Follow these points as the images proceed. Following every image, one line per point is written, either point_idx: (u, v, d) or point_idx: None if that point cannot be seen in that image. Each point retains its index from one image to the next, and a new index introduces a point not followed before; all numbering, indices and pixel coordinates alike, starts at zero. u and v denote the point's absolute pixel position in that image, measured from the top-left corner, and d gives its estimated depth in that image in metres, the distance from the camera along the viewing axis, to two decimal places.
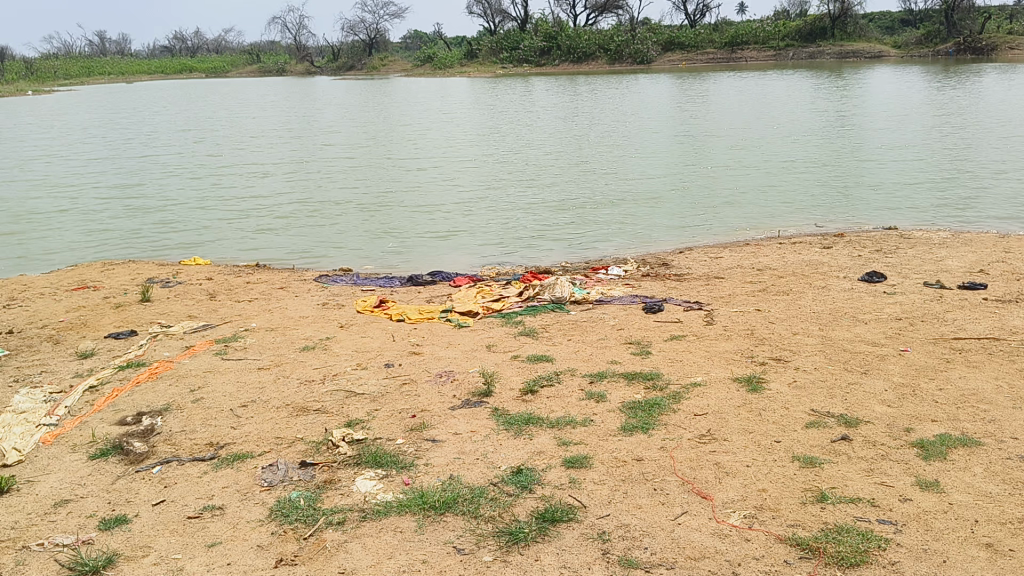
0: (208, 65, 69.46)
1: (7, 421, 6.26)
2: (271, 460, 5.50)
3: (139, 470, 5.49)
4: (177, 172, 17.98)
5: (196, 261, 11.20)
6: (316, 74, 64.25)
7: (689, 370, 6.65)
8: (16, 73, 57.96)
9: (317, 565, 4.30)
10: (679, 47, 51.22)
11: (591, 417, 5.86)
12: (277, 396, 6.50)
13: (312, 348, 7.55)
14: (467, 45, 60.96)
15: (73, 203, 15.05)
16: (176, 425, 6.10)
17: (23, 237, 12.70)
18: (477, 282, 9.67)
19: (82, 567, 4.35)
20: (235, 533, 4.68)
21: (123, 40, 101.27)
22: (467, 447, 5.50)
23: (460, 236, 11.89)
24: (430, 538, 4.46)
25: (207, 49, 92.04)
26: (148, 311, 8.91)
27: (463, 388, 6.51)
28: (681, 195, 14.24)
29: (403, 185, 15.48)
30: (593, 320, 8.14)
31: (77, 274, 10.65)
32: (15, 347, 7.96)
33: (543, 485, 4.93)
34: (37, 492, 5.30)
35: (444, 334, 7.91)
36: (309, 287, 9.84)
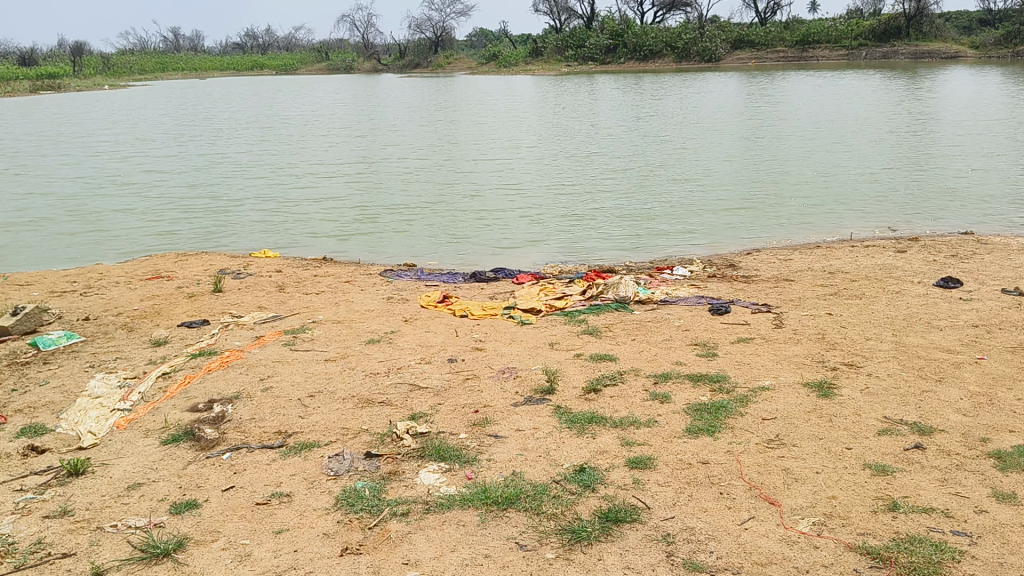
0: (278, 62, 70.76)
1: (84, 406, 6.48)
2: (338, 450, 5.59)
3: (209, 456, 5.62)
4: (247, 170, 18.46)
5: (266, 255, 11.43)
6: (384, 72, 65.22)
7: (757, 374, 6.54)
8: (93, 69, 60.10)
9: (381, 555, 4.35)
10: (749, 45, 50.54)
11: (655, 418, 5.81)
12: (343, 388, 6.59)
13: (376, 341, 7.64)
14: (532, 43, 61.12)
15: (149, 200, 15.53)
16: (245, 412, 6.24)
17: (97, 234, 13.11)
18: (540, 280, 9.67)
19: (153, 549, 4.47)
20: (301, 521, 4.76)
21: (197, 36, 104.26)
22: (530, 444, 5.50)
23: (526, 237, 11.99)
24: (493, 534, 4.47)
25: (278, 46, 94.16)
26: (219, 301, 9.12)
27: (526, 385, 6.52)
28: (748, 198, 14.07)
29: (468, 185, 15.68)
30: (658, 320, 8.07)
31: (151, 265, 10.95)
32: (92, 334, 8.22)
33: (607, 485, 4.90)
34: (112, 474, 5.47)
35: (507, 331, 7.92)
36: (374, 281, 9.96)
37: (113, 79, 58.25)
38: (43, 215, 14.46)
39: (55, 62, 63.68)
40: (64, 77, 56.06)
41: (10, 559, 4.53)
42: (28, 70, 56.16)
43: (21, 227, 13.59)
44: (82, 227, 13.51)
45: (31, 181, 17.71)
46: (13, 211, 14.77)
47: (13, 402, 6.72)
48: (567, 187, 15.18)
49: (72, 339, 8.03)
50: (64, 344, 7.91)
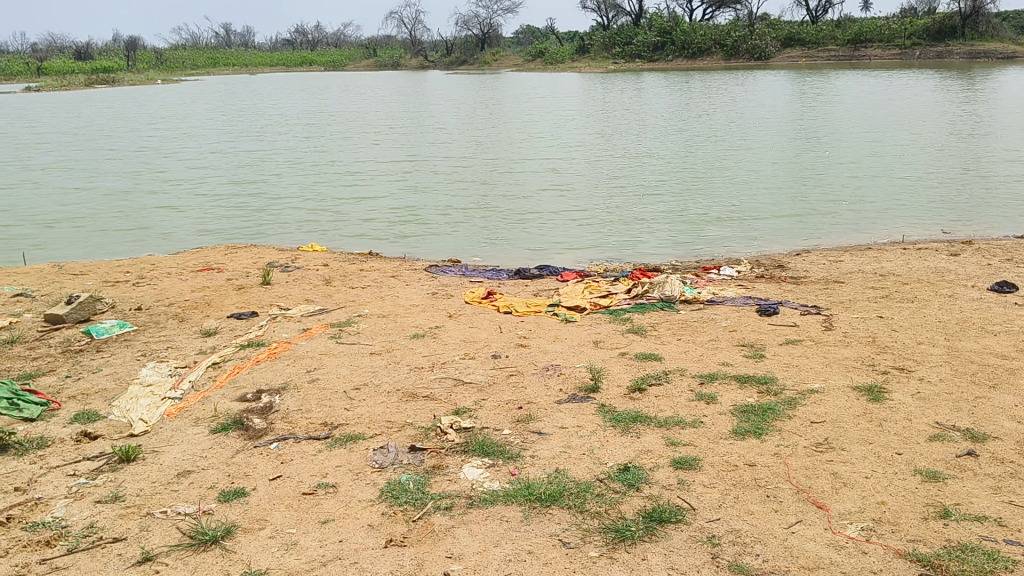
0: (326, 58, 71.55)
1: (136, 393, 6.63)
2: (383, 443, 5.64)
3: (257, 446, 5.71)
4: (296, 166, 18.76)
5: (314, 249, 11.59)
6: (431, 68, 65.58)
7: (806, 376, 6.46)
8: (147, 64, 61.33)
9: (425, 548, 4.38)
10: (800, 43, 49.87)
11: (701, 419, 5.77)
12: (388, 381, 6.65)
13: (421, 336, 7.68)
14: (579, 39, 61.00)
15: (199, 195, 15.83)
16: (293, 404, 6.32)
17: (147, 229, 13.39)
18: (584, 278, 9.66)
19: (202, 536, 4.56)
20: (347, 511, 4.82)
21: (248, 32, 105.98)
22: (574, 442, 5.50)
23: (571, 236, 12.03)
24: (536, 530, 4.48)
25: (327, 42, 95.21)
26: (267, 293, 9.25)
27: (570, 382, 6.51)
28: (796, 199, 13.89)
29: (513, 183, 15.80)
30: (704, 320, 8.00)
31: (202, 257, 11.14)
32: (144, 323, 8.39)
33: (651, 484, 4.88)
34: (162, 461, 5.58)
35: (551, 328, 7.92)
36: (419, 276, 10.02)
37: (166, 74, 59.30)
38: (95, 209, 14.79)
39: (111, 57, 65.14)
40: (119, 71, 57.25)
41: (63, 542, 4.65)
42: (84, 64, 57.58)
43: (74, 221, 13.94)
44: (132, 223, 13.79)
45: (84, 175, 18.11)
46: (68, 205, 15.14)
47: (68, 389, 6.89)
48: (612, 187, 15.13)
49: (125, 328, 8.21)
50: (117, 333, 8.09)
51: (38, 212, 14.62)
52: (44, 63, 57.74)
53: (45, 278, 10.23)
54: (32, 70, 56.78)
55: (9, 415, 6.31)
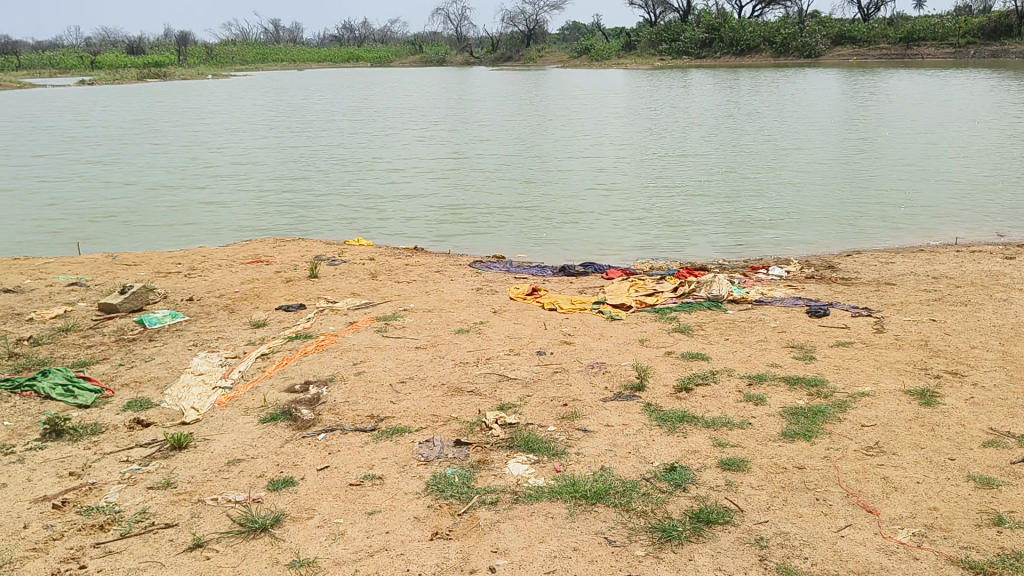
0: (373, 54, 72.13)
1: (187, 382, 6.76)
2: (428, 436, 5.68)
3: (305, 436, 5.78)
4: (342, 162, 18.95)
5: (360, 243, 11.70)
6: (476, 64, 65.79)
7: (856, 379, 6.37)
8: (197, 59, 62.38)
9: (471, 541, 4.41)
10: (850, 41, 49.09)
11: (749, 420, 5.72)
12: (433, 375, 6.70)
13: (466, 331, 7.72)
14: (625, 36, 60.70)
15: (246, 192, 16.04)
16: (340, 395, 6.39)
17: (195, 224, 13.61)
18: (630, 276, 9.63)
19: (252, 524, 4.64)
20: (393, 503, 4.86)
21: (297, 29, 107.23)
22: (619, 440, 5.49)
23: (616, 235, 11.99)
24: (582, 527, 4.48)
25: (373, 38, 95.96)
26: (314, 287, 9.35)
27: (615, 381, 6.50)
28: (844, 200, 13.67)
29: (559, 182, 15.78)
30: (752, 321, 7.93)
31: (251, 249, 11.31)
32: (195, 314, 8.54)
33: (698, 485, 4.85)
34: (213, 449, 5.68)
35: (595, 326, 7.91)
36: (464, 272, 10.07)
37: (216, 68, 60.28)
38: (145, 204, 15.06)
39: (163, 51, 66.36)
40: (170, 65, 58.27)
41: (117, 527, 4.76)
42: (136, 58, 58.75)
43: (124, 215, 14.21)
44: (181, 218, 14.04)
45: (135, 170, 18.45)
46: (118, 199, 15.44)
47: (121, 376, 7.04)
48: (656, 187, 15.03)
49: (176, 318, 8.37)
50: (168, 323, 8.25)
51: (91, 205, 14.93)
52: (99, 57, 59.01)
53: (98, 268, 10.46)
54: (86, 64, 58.09)
55: (66, 402, 6.54)
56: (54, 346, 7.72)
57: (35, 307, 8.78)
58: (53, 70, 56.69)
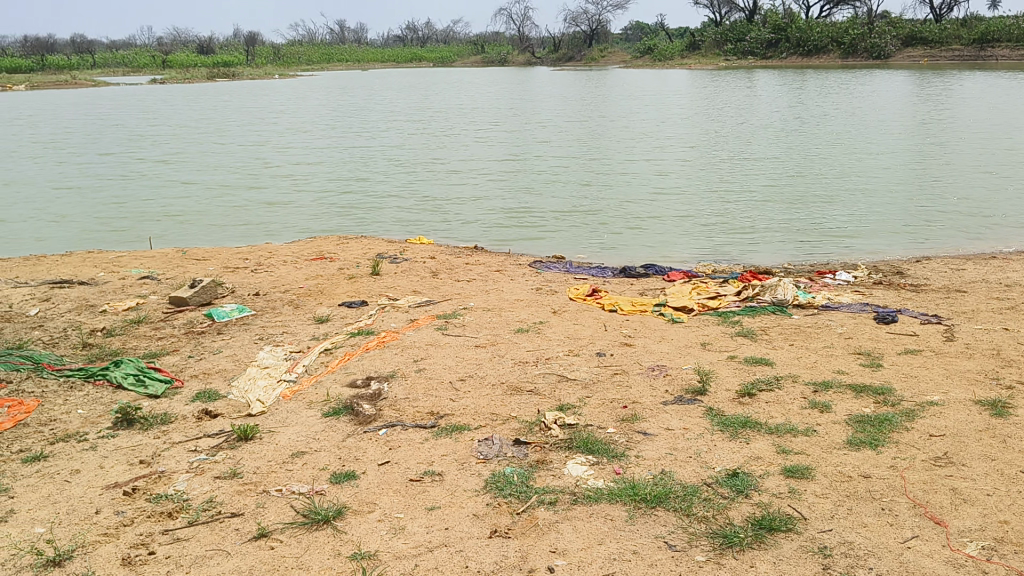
0: (436, 54, 72.70)
1: (253, 375, 6.92)
2: (487, 435, 5.71)
3: (366, 431, 5.87)
4: (403, 163, 19.15)
5: (421, 241, 11.83)
6: (538, 65, 65.90)
7: (925, 388, 6.21)
8: (265, 59, 63.70)
9: (529, 541, 4.42)
10: (921, 42, 47.82)
11: (813, 427, 5.63)
12: (493, 374, 6.74)
13: (525, 330, 7.74)
14: (689, 36, 60.16)
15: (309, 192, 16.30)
16: (400, 392, 6.47)
17: (259, 223, 13.88)
18: (692, 279, 9.54)
19: (314, 516, 4.72)
20: (453, 500, 4.90)
21: (361, 28, 108.69)
22: (680, 444, 5.45)
23: (676, 239, 11.91)
24: (641, 531, 4.46)
25: (436, 39, 96.85)
26: (377, 284, 9.47)
27: (676, 384, 6.45)
28: (914, 207, 13.23)
29: (620, 184, 15.73)
30: (818, 326, 7.80)
31: (315, 246, 11.50)
32: (261, 308, 8.73)
33: (761, 491, 4.79)
34: (277, 441, 5.79)
35: (656, 328, 7.86)
36: (524, 272, 10.09)
37: (283, 68, 61.46)
38: (211, 203, 15.40)
39: (233, 51, 67.88)
40: (239, 65, 59.54)
41: (185, 515, 4.89)
42: (206, 58, 60.31)
43: (191, 213, 14.55)
44: (246, 217, 14.32)
45: (202, 168, 18.89)
46: (185, 198, 15.82)
47: (190, 368, 7.24)
48: (718, 191, 14.78)
49: (244, 312, 8.56)
50: (236, 317, 8.44)
51: (159, 203, 15.33)
52: (171, 56, 60.86)
53: (169, 262, 10.75)
54: (158, 64, 59.87)
55: (137, 391, 6.74)
56: (127, 337, 7.97)
57: (108, 299, 9.07)
58: (126, 69, 58.56)
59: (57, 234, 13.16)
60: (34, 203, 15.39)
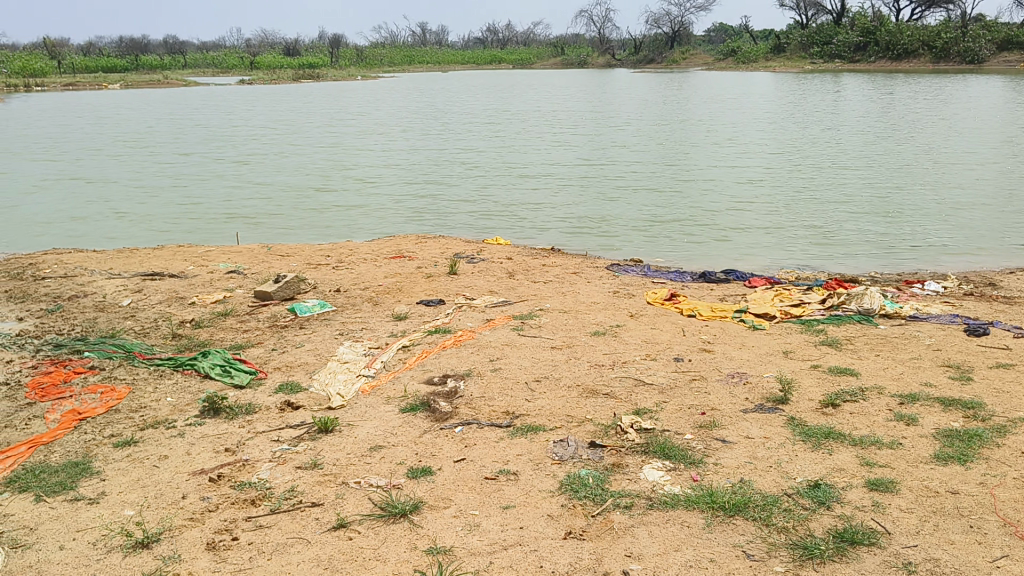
0: (516, 56, 73.12)
1: (334, 369, 7.07)
2: (563, 436, 5.72)
3: (443, 428, 5.94)
4: (481, 167, 19.29)
5: (498, 243, 11.91)
6: (618, 67, 65.68)
7: (1019, 404, 5.96)
8: (348, 61, 65.16)
9: (604, 544, 4.41)
10: (1018, 46, 45.63)
11: (899, 440, 5.47)
12: (568, 375, 6.74)
13: (602, 333, 7.72)
14: (774, 38, 59.11)
15: (386, 194, 16.56)
16: (476, 390, 6.53)
17: (338, 225, 14.17)
18: (774, 285, 9.39)
19: (392, 509, 4.80)
20: (527, 499, 4.93)
21: (442, 31, 109.94)
22: (759, 453, 5.36)
23: (755, 248, 11.71)
24: (718, 539, 4.41)
25: (517, 41, 97.29)
26: (454, 283, 9.58)
27: (757, 392, 6.35)
28: (1009, 220, 12.66)
29: (698, 192, 15.56)
30: (905, 337, 7.58)
31: (395, 245, 11.68)
32: (342, 304, 8.92)
33: (843, 504, 4.68)
34: (356, 434, 5.91)
35: (736, 335, 7.75)
36: (601, 275, 10.07)
37: (366, 70, 62.69)
38: (290, 204, 15.75)
39: (318, 52, 69.56)
40: (324, 67, 61.00)
41: (267, 503, 5.03)
42: (292, 60, 61.93)
43: (272, 215, 14.92)
44: (325, 219, 14.62)
45: (283, 169, 19.38)
46: (266, 199, 16.21)
47: (273, 360, 7.44)
48: (800, 202, 14.39)
49: (325, 308, 8.75)
50: (318, 312, 8.64)
51: (241, 204, 15.72)
52: (259, 57, 62.72)
53: (255, 257, 11.07)
54: (247, 65, 61.75)
55: (223, 380, 6.97)
56: (214, 329, 8.23)
57: (196, 291, 9.39)
58: (215, 69, 60.47)
59: (146, 232, 13.65)
60: (121, 202, 15.95)
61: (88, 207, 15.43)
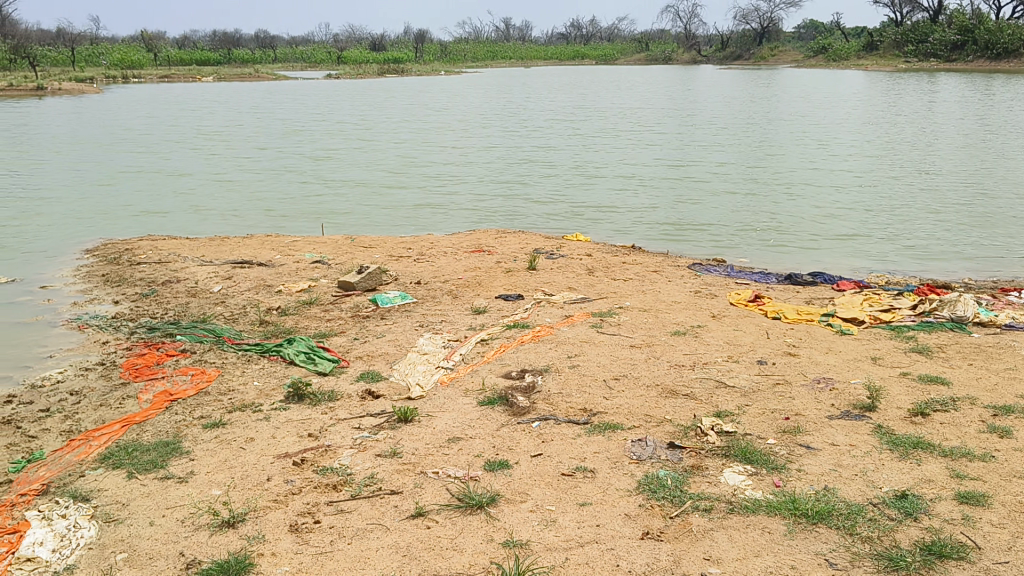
0: (600, 52, 72.79)
1: (413, 360, 7.16)
2: (641, 436, 5.67)
3: (520, 422, 5.96)
4: (561, 166, 19.26)
5: (579, 239, 11.89)
6: (703, 64, 64.77)
7: None
8: (433, 56, 66.01)
9: (683, 546, 4.36)
10: None
11: (992, 453, 5.25)
12: (648, 375, 6.68)
13: (683, 333, 7.62)
14: (867, 35, 57.40)
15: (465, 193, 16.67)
16: (555, 386, 6.53)
17: (419, 222, 14.35)
18: (862, 289, 9.13)
19: (469, 501, 4.84)
20: (605, 497, 4.90)
21: (526, 26, 110.41)
22: (845, 461, 5.22)
23: (842, 255, 11.40)
24: (800, 546, 4.30)
25: (600, 36, 96.91)
26: (533, 278, 9.59)
27: (843, 398, 6.18)
28: None
29: (783, 196, 15.19)
30: (1001, 347, 7.27)
31: (475, 239, 11.76)
32: (422, 297, 9.02)
33: (931, 516, 4.52)
34: (435, 425, 5.97)
35: (823, 339, 7.56)
36: (683, 274, 9.96)
37: (449, 65, 63.33)
38: (366, 202, 15.90)
39: (404, 48, 70.57)
40: (408, 61, 61.90)
41: (347, 488, 5.12)
42: (377, 54, 62.94)
43: (353, 211, 15.16)
44: (405, 216, 14.78)
45: (365, 165, 19.71)
46: (346, 196, 16.44)
47: (355, 349, 7.57)
48: (891, 208, 13.90)
49: (406, 300, 8.86)
50: (398, 304, 8.75)
51: (318, 201, 15.94)
52: (346, 52, 63.96)
53: (339, 248, 11.29)
54: (334, 61, 63.00)
55: (307, 368, 7.12)
56: (299, 317, 8.43)
57: (283, 280, 9.62)
58: (304, 64, 61.85)
59: (231, 225, 14.01)
60: (208, 195, 16.42)
61: (170, 201, 15.85)
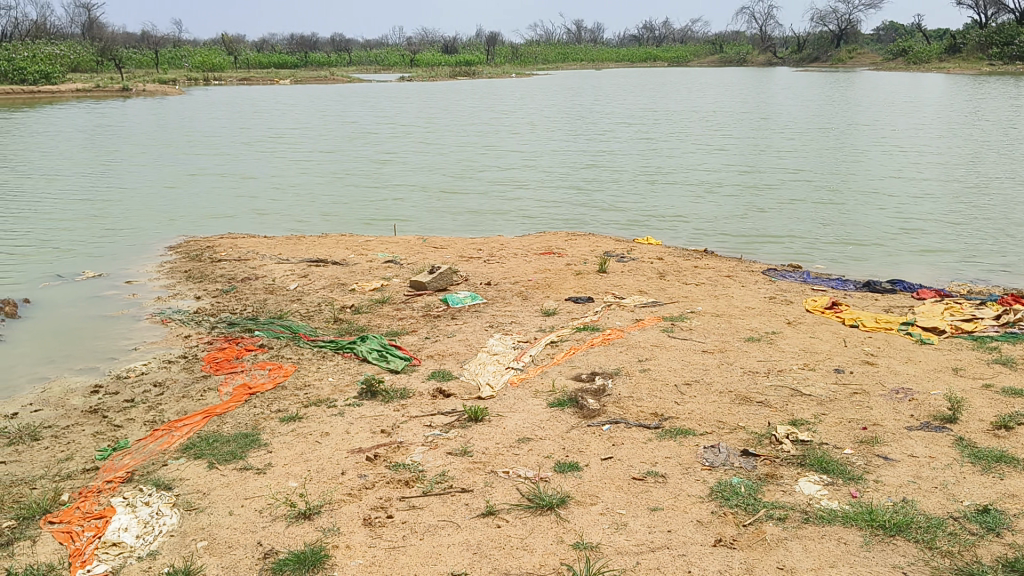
0: (672, 53, 72.17)
1: (484, 360, 7.23)
2: (713, 442, 5.62)
3: (591, 424, 5.97)
4: (632, 171, 19.18)
5: (649, 243, 11.84)
6: (778, 66, 63.66)
7: None
8: (504, 57, 66.37)
9: (756, 554, 4.31)
10: None
11: None
12: (720, 380, 6.62)
13: (756, 339, 7.53)
14: (951, 37, 55.63)
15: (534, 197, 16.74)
16: (625, 389, 6.52)
17: (490, 226, 14.49)
18: (944, 298, 8.87)
19: (540, 501, 4.87)
20: (676, 503, 4.88)
21: (599, 26, 110.38)
22: (925, 473, 5.09)
23: (920, 266, 11.10)
24: (877, 558, 4.22)
25: (672, 39, 96.04)
26: (603, 281, 9.58)
27: (923, 409, 6.03)
28: None
29: (859, 204, 14.85)
30: None
31: (545, 241, 11.80)
32: (493, 297, 9.09)
33: (1015, 532, 4.38)
34: (505, 425, 6.02)
35: (902, 348, 7.39)
36: (756, 279, 9.83)
37: (520, 67, 63.59)
38: (435, 206, 16.07)
39: (476, 50, 71.11)
40: (479, 64, 62.37)
41: (420, 484, 5.20)
42: (448, 58, 63.50)
43: (425, 213, 15.38)
44: (476, 219, 14.93)
45: (436, 168, 19.94)
46: (416, 200, 16.66)
47: (427, 348, 7.67)
48: (973, 219, 13.47)
49: (476, 300, 8.94)
50: (469, 304, 8.84)
51: (386, 205, 16.15)
52: (418, 55, 64.76)
53: (411, 248, 11.46)
54: (406, 63, 63.80)
55: (380, 365, 7.25)
56: (372, 315, 8.58)
57: (357, 279, 9.81)
58: (377, 67, 62.84)
59: (306, 226, 14.35)
60: (284, 197, 16.81)
61: (242, 203, 16.20)
